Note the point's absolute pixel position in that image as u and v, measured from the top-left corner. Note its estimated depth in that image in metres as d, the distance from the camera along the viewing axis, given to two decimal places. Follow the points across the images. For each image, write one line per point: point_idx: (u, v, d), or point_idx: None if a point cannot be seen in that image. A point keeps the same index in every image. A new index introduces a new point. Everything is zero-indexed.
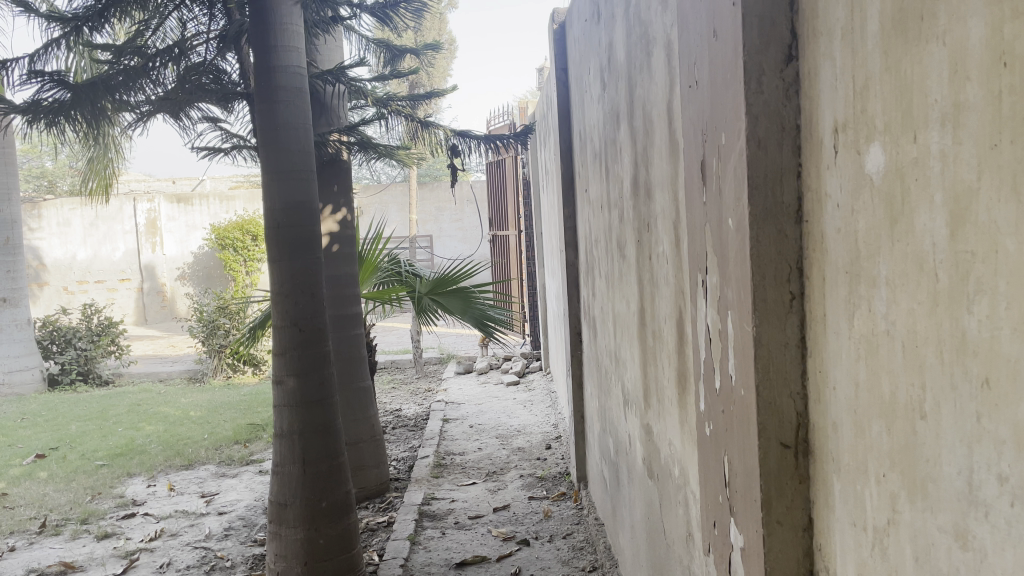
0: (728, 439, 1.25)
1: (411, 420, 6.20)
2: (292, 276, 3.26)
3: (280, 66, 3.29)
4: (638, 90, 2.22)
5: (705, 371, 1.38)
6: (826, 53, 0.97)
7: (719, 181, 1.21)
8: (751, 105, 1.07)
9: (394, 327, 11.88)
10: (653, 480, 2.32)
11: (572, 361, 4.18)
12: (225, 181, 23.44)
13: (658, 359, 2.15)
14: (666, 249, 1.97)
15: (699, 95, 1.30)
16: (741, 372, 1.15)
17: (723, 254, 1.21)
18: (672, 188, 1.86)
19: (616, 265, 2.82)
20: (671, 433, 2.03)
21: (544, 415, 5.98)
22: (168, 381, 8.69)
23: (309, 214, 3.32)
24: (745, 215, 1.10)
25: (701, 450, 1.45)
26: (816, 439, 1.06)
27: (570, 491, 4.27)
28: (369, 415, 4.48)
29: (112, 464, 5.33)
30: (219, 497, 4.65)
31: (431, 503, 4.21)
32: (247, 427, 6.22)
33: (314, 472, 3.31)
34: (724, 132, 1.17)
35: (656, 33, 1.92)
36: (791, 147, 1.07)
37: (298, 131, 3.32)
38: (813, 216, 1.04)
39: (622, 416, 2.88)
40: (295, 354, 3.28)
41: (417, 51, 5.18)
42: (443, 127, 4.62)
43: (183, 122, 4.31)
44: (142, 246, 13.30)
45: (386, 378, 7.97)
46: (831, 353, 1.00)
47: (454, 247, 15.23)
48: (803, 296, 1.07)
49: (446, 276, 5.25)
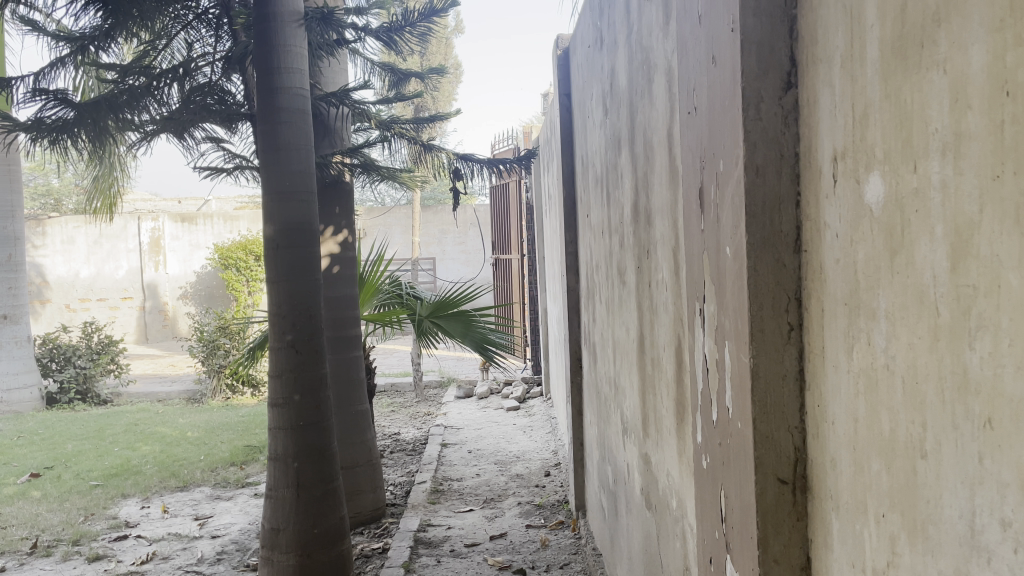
0: (725, 473, 1.22)
1: (409, 444, 6.15)
2: (289, 297, 3.24)
3: (283, 88, 3.30)
4: (639, 116, 2.21)
5: (702, 402, 1.35)
6: (825, 80, 0.96)
7: (717, 208, 1.19)
8: (749, 131, 1.05)
9: (395, 350, 11.84)
10: (651, 512, 2.28)
11: (572, 388, 4.14)
12: (231, 203, 23.56)
13: (657, 388, 2.12)
14: (665, 277, 1.95)
15: (697, 121, 1.28)
16: (738, 405, 1.13)
17: (720, 281, 1.19)
18: (672, 215, 1.84)
19: (616, 291, 2.80)
20: (670, 464, 1.99)
21: (543, 441, 5.93)
22: (166, 401, 8.66)
23: (308, 236, 3.30)
24: (743, 243, 1.07)
25: (698, 483, 1.41)
26: (814, 474, 1.03)
27: (568, 520, 4.22)
28: (366, 438, 4.45)
29: (106, 484, 5.28)
30: (213, 520, 4.59)
31: (427, 530, 4.16)
32: (244, 449, 6.17)
33: (308, 496, 3.27)
34: (723, 160, 1.15)
35: (657, 59, 1.91)
36: (791, 175, 1.05)
37: (300, 152, 3.31)
38: (812, 245, 1.01)
39: (621, 446, 2.83)
40: (291, 377, 3.25)
41: (422, 74, 5.18)
42: (446, 151, 4.58)
43: (187, 142, 4.32)
44: (145, 264, 13.32)
45: (385, 401, 7.92)
46: (829, 387, 0.98)
47: (457, 270, 15.21)
48: (801, 327, 1.05)
49: (446, 299, 5.25)
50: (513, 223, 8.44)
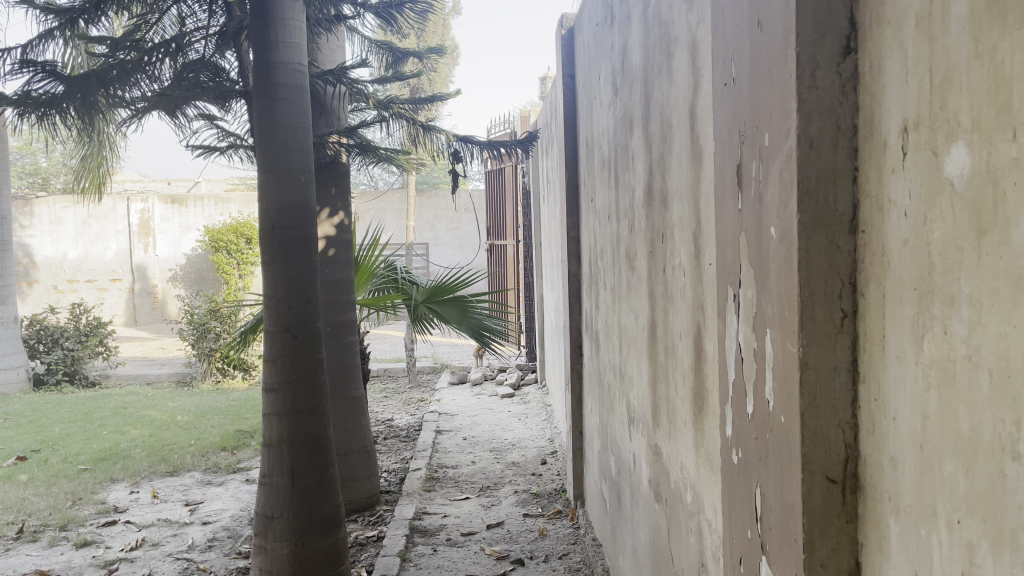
0: (761, 470, 1.14)
1: (403, 430, 6.07)
2: (285, 280, 3.15)
3: (280, 63, 3.19)
4: (656, 96, 2.13)
5: (734, 393, 1.27)
6: (894, 44, 0.87)
7: (760, 186, 1.10)
8: (804, 100, 0.96)
9: (388, 335, 11.76)
10: (661, 505, 2.20)
11: (572, 375, 4.07)
12: (222, 184, 23.37)
13: (670, 376, 2.04)
14: (682, 261, 1.87)
15: (736, 93, 1.19)
16: (781, 398, 1.05)
17: (761, 264, 1.10)
18: (693, 196, 1.75)
19: (624, 278, 2.71)
20: (685, 456, 1.91)
21: (539, 428, 5.87)
22: (156, 384, 8.55)
23: (305, 217, 3.20)
24: (792, 222, 0.99)
25: (726, 479, 1.34)
26: (869, 473, 0.95)
27: (566, 509, 4.15)
28: (361, 425, 4.36)
29: (95, 468, 5.19)
30: (204, 506, 4.50)
31: (423, 518, 4.08)
32: (235, 434, 6.08)
33: (303, 483, 3.18)
34: (768, 133, 1.06)
35: (679, 33, 1.82)
36: (847, 148, 0.97)
37: (297, 131, 3.21)
38: (872, 225, 0.93)
39: (626, 437, 2.75)
40: (286, 361, 3.16)
41: (421, 54, 5.05)
42: (445, 132, 4.46)
43: (179, 120, 4.20)
44: (134, 246, 13.15)
45: (378, 387, 7.84)
46: (891, 379, 0.90)
47: (450, 256, 15.12)
48: (856, 314, 0.97)
49: (442, 284, 5.16)
50: (509, 208, 8.35)
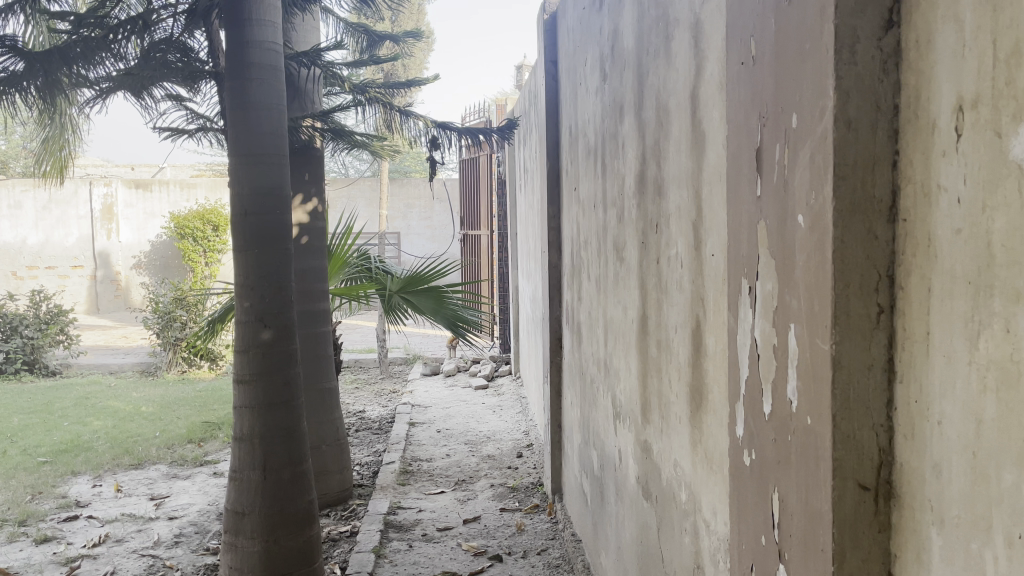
0: (778, 474, 1.07)
1: (375, 422, 5.98)
2: (258, 268, 3.03)
3: (254, 41, 3.06)
4: (650, 80, 2.05)
5: (747, 391, 1.20)
6: (948, 15, 0.80)
7: (785, 170, 1.03)
8: (842, 78, 0.89)
9: (358, 325, 11.61)
10: (650, 503, 2.13)
11: (551, 368, 4.00)
12: (187, 170, 22.96)
13: (663, 372, 1.98)
14: (680, 252, 1.81)
15: (755, 72, 1.12)
16: (807, 398, 0.98)
17: (786, 254, 1.03)
18: (694, 184, 1.68)
19: (611, 269, 2.65)
20: (679, 454, 1.84)
21: (514, 421, 5.80)
22: (118, 374, 8.33)
23: (280, 203, 3.08)
24: (826, 209, 0.92)
25: (734, 481, 1.27)
26: (906, 480, 0.89)
27: (544, 503, 4.08)
28: (334, 417, 4.26)
29: (55, 461, 5.02)
30: (170, 500, 4.37)
31: (397, 513, 3.99)
32: (202, 425, 5.93)
33: (275, 478, 3.07)
34: (796, 113, 0.99)
35: (680, 14, 1.74)
36: (887, 131, 0.89)
37: (271, 113, 3.08)
38: (916, 212, 0.86)
39: (611, 432, 2.69)
40: (258, 353, 3.05)
41: (397, 38, 4.92)
42: (423, 117, 4.28)
43: (145, 101, 4.05)
44: (97, 232, 12.83)
45: (349, 378, 7.73)
46: (936, 379, 0.83)
47: (422, 246, 15.00)
48: (895, 309, 0.90)
49: (417, 274, 5.06)
50: (483, 197, 8.26)
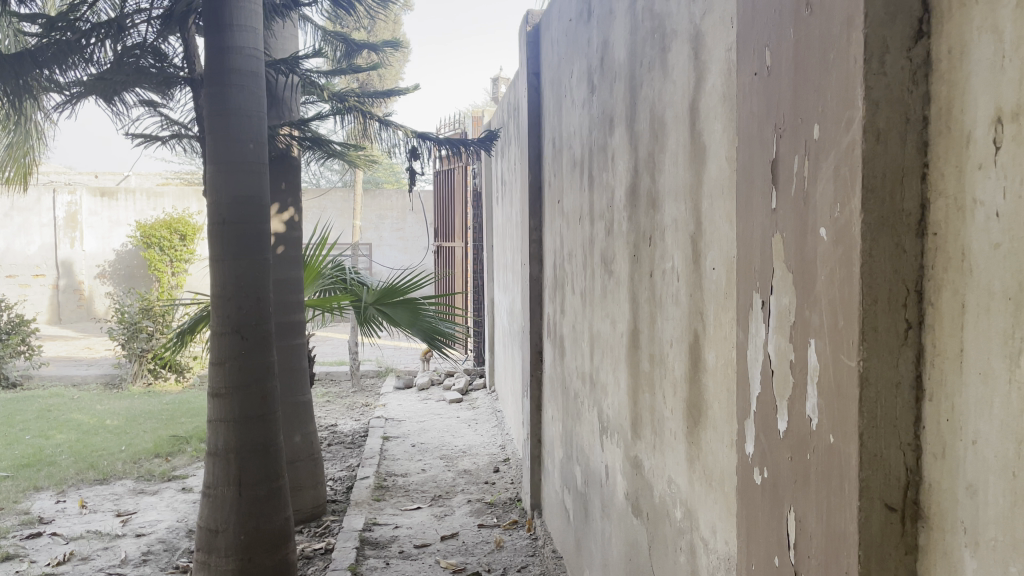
0: (796, 494, 1.05)
1: (348, 436, 5.89)
2: (236, 278, 2.96)
3: (235, 47, 3.00)
4: (643, 92, 2.04)
5: (760, 408, 1.17)
6: (984, 26, 0.79)
7: (806, 182, 1.01)
8: (871, 88, 0.87)
9: (329, 338, 11.48)
10: (640, 520, 2.10)
11: (532, 382, 3.96)
12: (153, 177, 22.62)
13: (656, 388, 1.96)
14: (676, 265, 1.78)
15: (771, 82, 1.11)
16: (830, 416, 0.95)
17: (806, 268, 1.01)
18: (692, 196, 1.66)
19: (597, 282, 2.62)
20: (674, 471, 1.81)
21: (489, 435, 5.75)
22: (82, 386, 8.13)
23: (259, 211, 3.02)
24: (852, 222, 0.90)
25: (743, 499, 1.24)
26: (936, 500, 0.86)
27: (522, 519, 4.03)
28: (308, 431, 4.18)
29: (17, 475, 4.87)
30: (137, 516, 4.24)
31: (374, 529, 3.91)
32: (170, 439, 5.79)
33: (251, 495, 3.00)
34: (820, 124, 0.97)
35: (677, 25, 1.73)
36: (917, 143, 0.88)
37: (250, 121, 3.02)
38: (949, 226, 0.84)
39: (597, 447, 2.66)
40: (233, 365, 2.97)
41: (376, 46, 4.87)
42: (402, 127, 4.20)
43: (117, 107, 3.96)
44: (60, 240, 12.55)
45: (320, 391, 7.62)
46: (970, 397, 0.81)
47: (395, 257, 14.93)
48: (924, 324, 0.88)
49: (394, 286, 4.98)
50: (458, 210, 8.23)
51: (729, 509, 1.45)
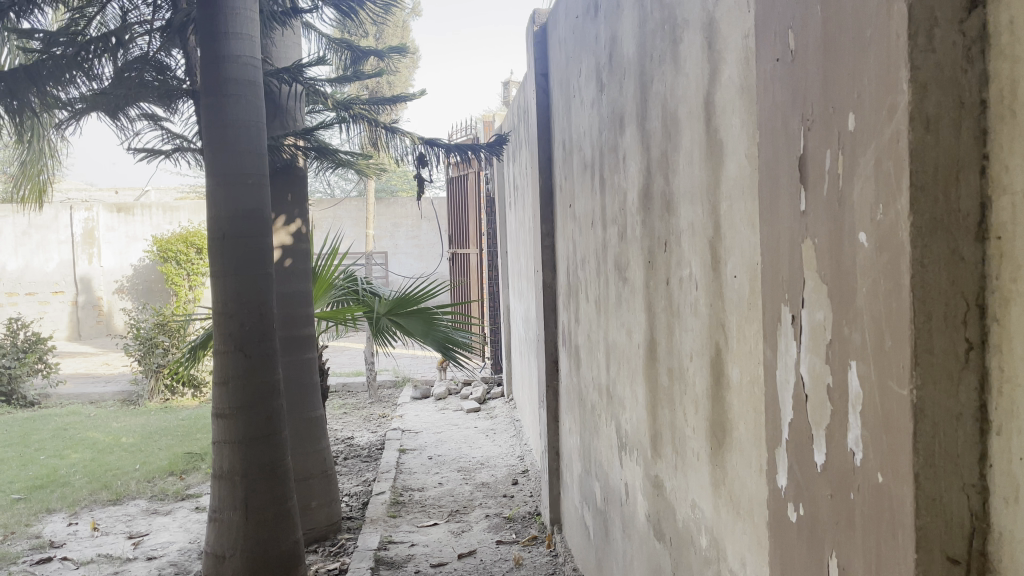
0: (838, 539, 0.91)
1: (364, 449, 5.78)
2: (237, 294, 2.85)
3: (230, 56, 2.90)
4: (654, 89, 1.91)
5: (793, 436, 1.04)
6: None
7: (842, 180, 0.87)
8: (919, 68, 0.74)
9: (346, 348, 11.41)
10: (663, 544, 1.96)
11: (548, 393, 3.83)
12: (170, 192, 22.81)
13: (676, 403, 1.82)
14: (694, 273, 1.65)
15: (795, 69, 0.98)
16: (878, 451, 0.82)
17: (844, 280, 0.88)
18: (709, 198, 1.53)
19: (611, 290, 2.49)
20: (697, 495, 1.68)
21: (508, 445, 5.63)
22: (99, 403, 8.09)
23: (260, 225, 2.91)
24: (898, 226, 0.76)
25: (776, 537, 1.11)
26: (1011, 551, 0.73)
27: (542, 535, 3.90)
28: (321, 447, 4.07)
29: (29, 498, 4.79)
30: (149, 539, 4.15)
31: (389, 548, 3.79)
32: (185, 457, 5.71)
33: (259, 519, 2.90)
34: (856, 113, 0.84)
35: (689, 14, 1.60)
36: (974, 130, 0.75)
37: (249, 131, 2.92)
38: (1017, 227, 0.71)
39: (615, 463, 2.53)
40: (238, 385, 2.87)
41: (382, 53, 4.74)
42: (410, 134, 4.07)
43: (120, 121, 3.88)
44: (78, 257, 12.58)
45: (337, 403, 7.54)
46: None
47: (410, 265, 14.87)
48: (989, 345, 0.75)
49: (407, 296, 4.84)
50: (471, 216, 8.12)
51: (759, 541, 1.31)
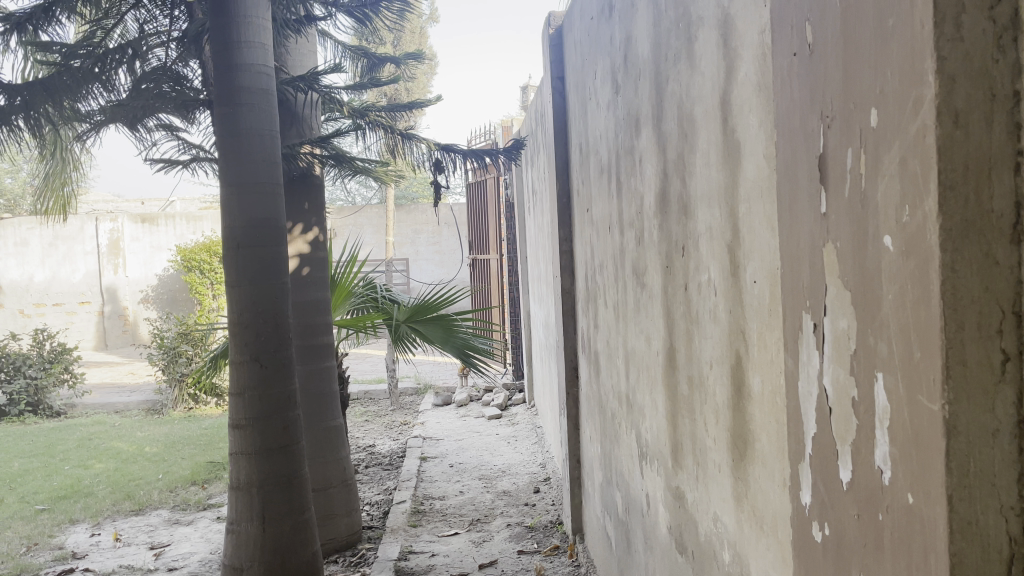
0: (866, 562, 0.86)
1: (386, 458, 5.76)
2: (252, 303, 2.83)
3: (243, 64, 2.89)
4: (670, 88, 1.86)
5: (817, 450, 0.99)
6: None
7: (865, 179, 0.82)
8: (947, 58, 0.69)
9: (368, 356, 11.42)
10: (685, 557, 1.91)
11: (568, 400, 3.78)
12: (194, 202, 23.02)
13: (697, 412, 1.77)
14: (713, 277, 1.59)
15: (813, 63, 0.93)
16: (907, 470, 0.77)
17: (868, 285, 0.82)
18: (727, 200, 1.47)
19: (629, 296, 2.44)
20: (719, 508, 1.62)
21: (529, 453, 5.58)
22: (124, 413, 8.14)
23: (274, 233, 2.89)
24: (925, 228, 0.71)
25: (800, 557, 1.05)
26: None
27: (564, 545, 3.84)
28: (341, 456, 4.05)
29: (53, 508, 4.81)
30: (170, 549, 4.15)
31: (409, 558, 3.75)
32: (207, 466, 5.72)
33: (276, 530, 2.87)
34: (879, 108, 0.79)
35: (704, 11, 1.55)
36: (1006, 125, 0.70)
37: (262, 139, 2.90)
38: None
39: (636, 473, 2.47)
40: (254, 395, 2.84)
41: (399, 59, 4.73)
42: (426, 140, 4.04)
43: (138, 132, 3.89)
44: (103, 267, 12.72)
45: (359, 411, 7.53)
46: None
47: (432, 271, 14.88)
48: None
49: (426, 302, 4.81)
50: (491, 221, 8.09)
51: (784, 558, 1.25)
